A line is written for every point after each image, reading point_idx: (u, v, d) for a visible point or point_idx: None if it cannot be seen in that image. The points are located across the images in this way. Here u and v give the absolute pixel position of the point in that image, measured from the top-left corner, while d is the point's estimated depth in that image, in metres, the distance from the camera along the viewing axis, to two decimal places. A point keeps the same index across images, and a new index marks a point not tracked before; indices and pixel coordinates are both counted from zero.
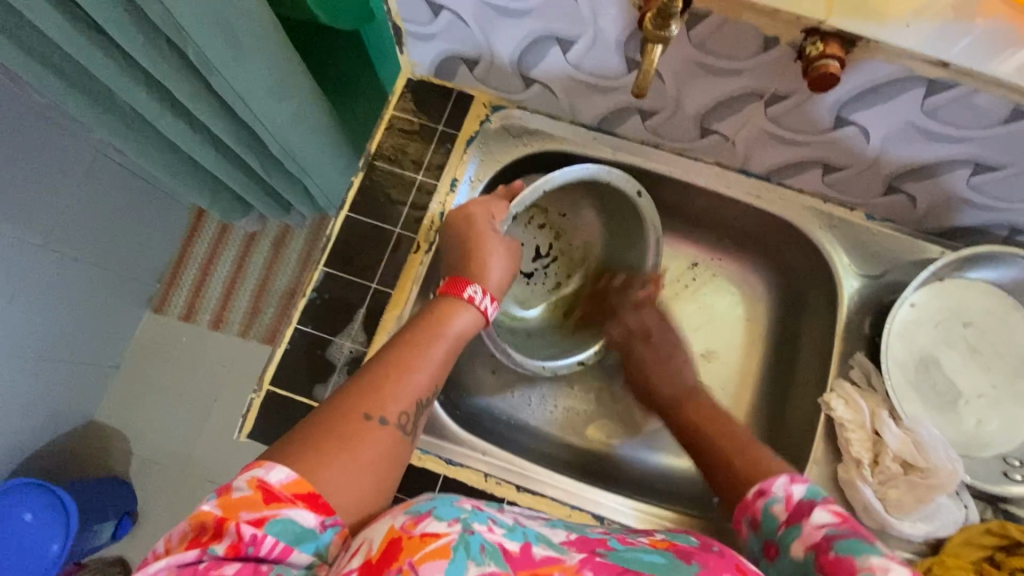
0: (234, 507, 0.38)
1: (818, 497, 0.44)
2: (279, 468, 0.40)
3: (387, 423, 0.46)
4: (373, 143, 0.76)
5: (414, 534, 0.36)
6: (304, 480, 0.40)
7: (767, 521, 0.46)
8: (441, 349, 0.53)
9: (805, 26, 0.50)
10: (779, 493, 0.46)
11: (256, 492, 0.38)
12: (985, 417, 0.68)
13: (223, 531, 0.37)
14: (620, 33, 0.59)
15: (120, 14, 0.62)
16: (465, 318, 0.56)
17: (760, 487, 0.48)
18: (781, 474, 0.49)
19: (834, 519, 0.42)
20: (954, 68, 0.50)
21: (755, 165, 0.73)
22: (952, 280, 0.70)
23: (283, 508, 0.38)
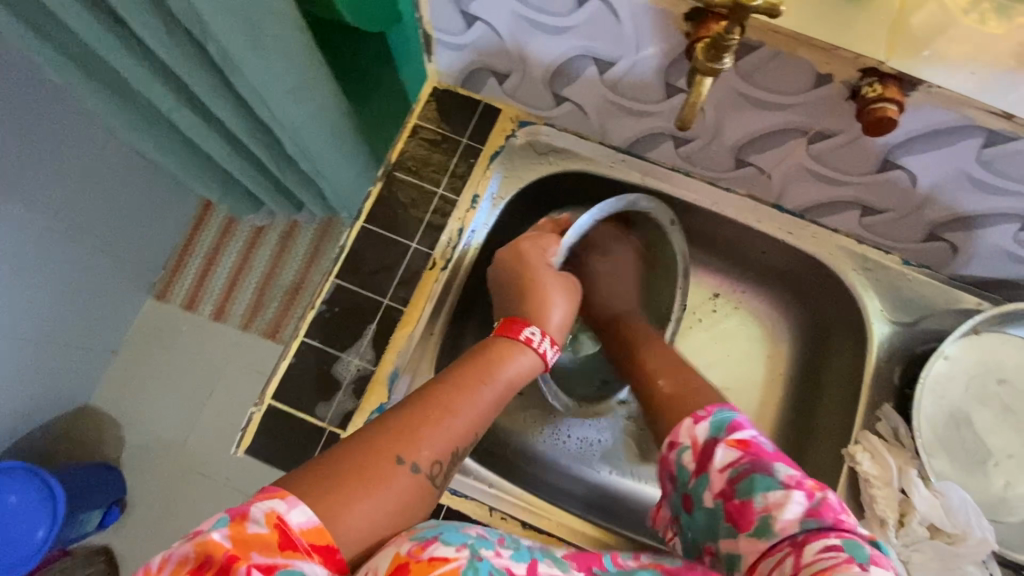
0: (247, 545, 0.36)
1: (719, 435, 0.47)
2: (302, 508, 0.39)
3: (417, 472, 0.45)
4: (393, 153, 0.73)
5: (423, 558, 0.38)
6: (323, 530, 0.39)
7: (681, 473, 0.48)
8: (482, 400, 0.51)
9: (862, 66, 0.48)
10: (686, 441, 0.49)
11: (273, 531, 0.37)
12: (1014, 479, 0.65)
13: (231, 572, 0.34)
14: (662, 58, 0.56)
15: (141, 3, 0.60)
16: (516, 362, 0.56)
17: (669, 439, 0.51)
18: (684, 417, 0.51)
19: (732, 455, 0.45)
20: (1018, 121, 0.47)
21: (789, 201, 0.70)
22: (988, 334, 0.67)
23: (297, 558, 0.36)
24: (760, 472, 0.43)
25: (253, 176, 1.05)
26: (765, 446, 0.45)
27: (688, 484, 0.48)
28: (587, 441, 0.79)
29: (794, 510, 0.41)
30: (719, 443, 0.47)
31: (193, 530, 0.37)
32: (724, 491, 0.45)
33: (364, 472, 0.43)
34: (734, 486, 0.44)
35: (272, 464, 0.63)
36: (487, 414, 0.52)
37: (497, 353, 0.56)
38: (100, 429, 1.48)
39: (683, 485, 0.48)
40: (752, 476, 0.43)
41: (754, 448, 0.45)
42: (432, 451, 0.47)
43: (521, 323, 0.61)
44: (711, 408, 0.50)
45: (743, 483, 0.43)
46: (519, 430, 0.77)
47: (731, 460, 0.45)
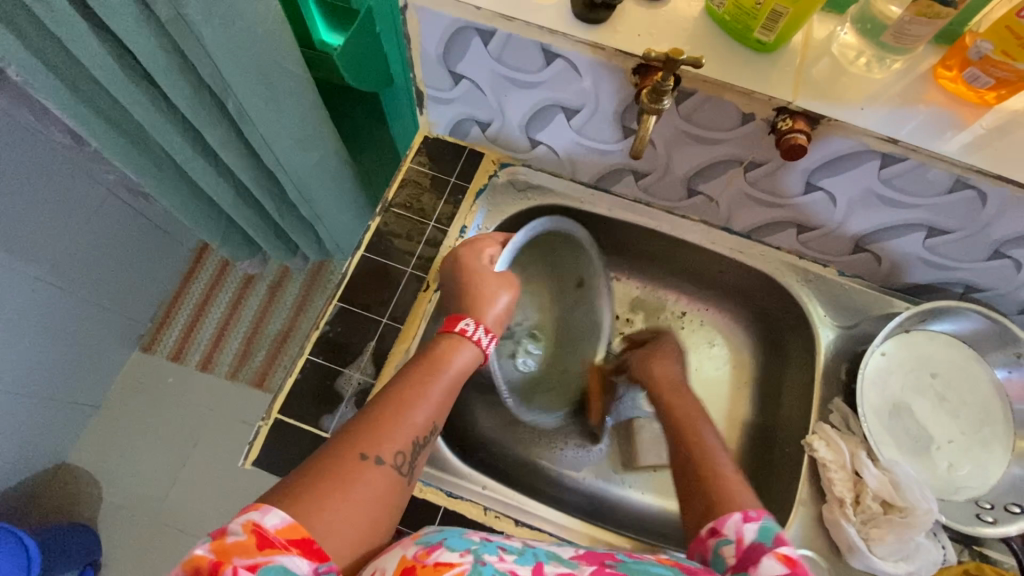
0: (229, 551, 0.41)
1: (766, 543, 0.49)
2: (274, 513, 0.44)
3: (384, 463, 0.52)
4: (390, 191, 0.83)
5: (428, 563, 0.44)
6: (298, 526, 0.44)
7: (717, 562, 0.52)
8: (439, 394, 0.59)
9: (777, 105, 0.59)
10: (731, 535, 0.52)
11: (250, 536, 0.42)
12: (956, 462, 0.72)
13: (219, 574, 0.39)
14: (617, 106, 0.67)
15: (174, 67, 0.70)
16: (463, 357, 0.62)
17: (714, 526, 0.53)
18: (734, 511, 0.53)
19: (779, 567, 0.47)
20: (903, 145, 0.59)
21: (737, 223, 0.81)
22: (916, 332, 0.77)
23: (277, 554, 0.41)
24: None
25: (254, 224, 1.13)
26: (812, 573, 0.46)
27: None
28: (584, 445, 0.86)
29: None
30: (761, 550, 0.49)
31: (187, 553, 0.42)
32: None
33: (332, 473, 0.49)
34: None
35: (277, 474, 0.68)
36: (445, 402, 0.59)
37: (450, 341, 0.63)
38: (79, 485, 1.48)
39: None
40: None
41: (801, 569, 0.46)
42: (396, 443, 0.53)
43: (458, 318, 0.66)
44: (762, 512, 0.53)
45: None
46: (509, 443, 0.82)
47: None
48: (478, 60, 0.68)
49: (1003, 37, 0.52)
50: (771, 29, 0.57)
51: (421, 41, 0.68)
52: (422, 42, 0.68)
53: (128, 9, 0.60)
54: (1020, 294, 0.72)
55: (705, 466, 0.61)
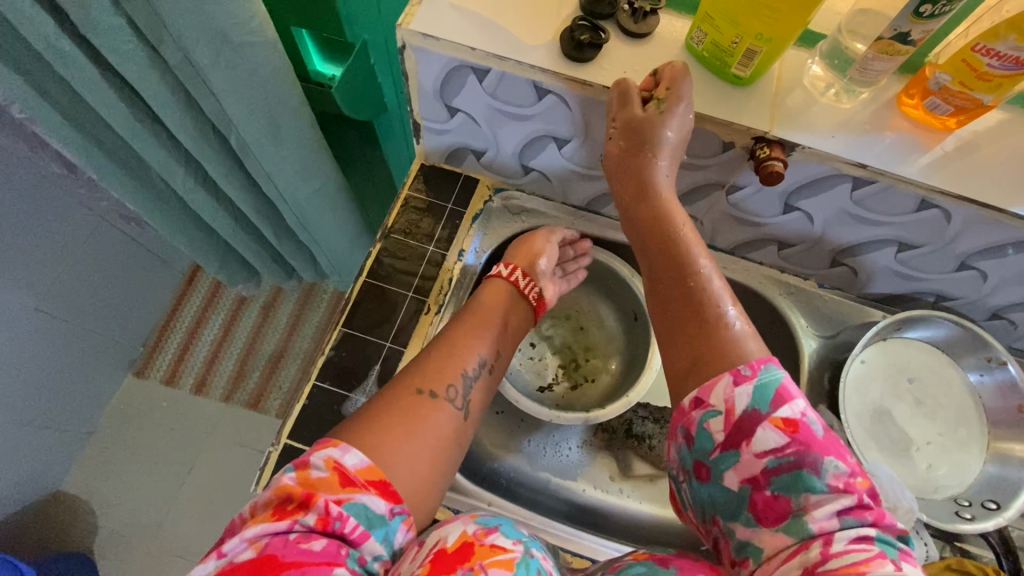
0: (316, 486, 0.50)
1: (760, 410, 0.49)
2: (353, 453, 0.53)
3: (440, 397, 0.62)
4: (389, 218, 0.86)
5: (486, 542, 0.51)
6: (374, 468, 0.53)
7: (703, 435, 0.51)
8: (486, 338, 0.70)
9: (754, 134, 0.64)
10: (719, 406, 0.51)
11: (333, 473, 0.51)
12: (935, 462, 0.77)
13: (310, 503, 0.48)
14: (606, 136, 0.71)
15: (179, 106, 0.72)
16: (500, 306, 0.74)
17: (699, 396, 0.52)
18: (723, 372, 0.52)
19: (779, 444, 0.48)
20: (871, 169, 0.63)
21: (721, 241, 0.85)
22: (893, 340, 0.81)
23: (357, 491, 0.51)
24: (802, 468, 0.47)
25: (252, 249, 1.15)
26: (812, 434, 0.48)
27: (709, 458, 0.51)
28: (590, 445, 0.87)
29: (829, 514, 0.46)
30: (756, 419, 0.49)
31: (273, 481, 0.51)
32: (756, 477, 0.49)
33: (403, 411, 0.59)
34: (771, 479, 0.48)
35: None
36: (491, 345, 0.70)
37: (488, 296, 0.75)
38: (74, 513, 1.47)
39: (701, 453, 0.52)
40: (794, 473, 0.47)
41: (803, 434, 0.48)
42: (448, 380, 0.64)
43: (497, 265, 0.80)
44: (757, 367, 0.51)
45: (780, 476, 0.48)
46: (511, 459, 0.85)
47: (776, 449, 0.48)
48: (473, 95, 0.71)
49: (961, 68, 0.57)
50: (747, 66, 0.61)
51: (419, 78, 0.71)
52: (419, 78, 0.71)
53: (139, 54, 0.63)
54: (987, 302, 0.77)
55: (708, 315, 0.57)
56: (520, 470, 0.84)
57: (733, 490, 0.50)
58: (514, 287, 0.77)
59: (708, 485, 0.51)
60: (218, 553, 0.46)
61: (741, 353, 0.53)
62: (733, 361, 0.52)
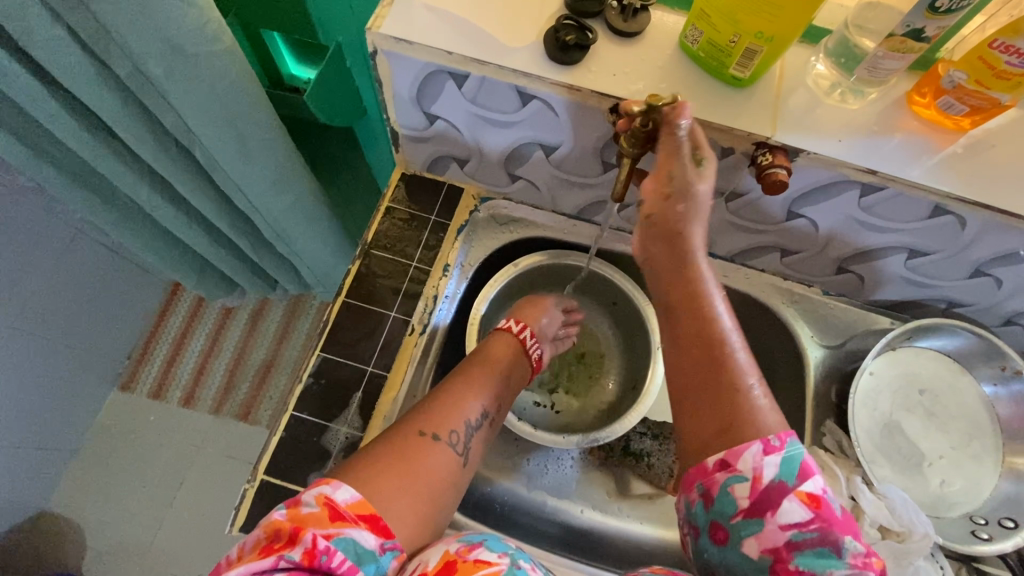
0: (305, 521, 0.46)
1: (788, 482, 0.47)
2: (345, 489, 0.49)
3: (442, 441, 0.58)
4: (369, 233, 0.81)
5: (469, 559, 0.47)
6: (365, 502, 0.49)
7: (724, 499, 0.48)
8: (490, 385, 0.65)
9: (755, 140, 0.59)
10: (747, 472, 0.48)
11: (323, 508, 0.47)
12: (948, 477, 0.73)
13: (297, 538, 0.45)
14: (596, 142, 0.66)
15: (137, 120, 0.67)
16: (505, 354, 0.70)
17: (726, 459, 0.49)
18: (752, 440, 0.48)
19: (801, 518, 0.46)
20: (881, 175, 0.59)
21: (721, 249, 0.80)
22: (903, 349, 0.77)
23: (346, 526, 0.47)
24: (825, 546, 0.46)
25: (230, 263, 1.10)
26: (832, 511, 0.47)
27: (729, 522, 0.48)
28: (588, 466, 0.83)
29: None
30: (782, 491, 0.47)
31: (263, 519, 0.48)
32: (779, 550, 0.46)
33: (400, 453, 0.56)
34: (794, 552, 0.46)
35: None
36: (495, 394, 0.65)
37: (495, 345, 0.70)
38: (59, 534, 1.43)
39: (722, 514, 0.49)
40: (816, 549, 0.46)
41: (826, 511, 0.47)
42: (451, 423, 0.60)
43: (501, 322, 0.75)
44: (786, 439, 0.48)
45: (803, 552, 0.46)
46: (505, 483, 0.81)
47: (800, 523, 0.46)
48: (452, 101, 0.67)
49: (978, 66, 0.53)
50: (746, 66, 0.56)
51: (393, 85, 0.66)
52: (394, 85, 0.66)
53: (86, 69, 0.58)
54: (1001, 308, 0.73)
55: (726, 377, 0.52)
56: (514, 494, 0.80)
57: (751, 558, 0.47)
58: (519, 344, 0.72)
59: (724, 549, 0.49)
60: None
61: (765, 421, 0.50)
62: (760, 428, 0.49)
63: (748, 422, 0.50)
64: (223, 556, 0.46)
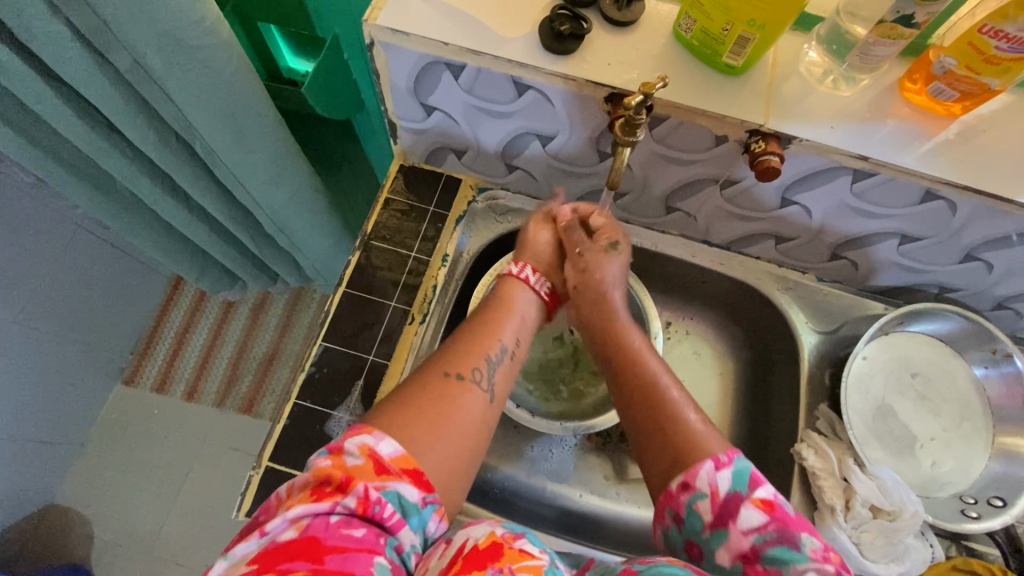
0: (353, 472, 0.45)
1: (741, 491, 0.50)
2: (388, 441, 0.48)
3: (467, 380, 0.57)
4: (368, 224, 0.81)
5: (515, 546, 0.44)
6: (409, 457, 0.48)
7: (692, 517, 0.51)
8: (508, 329, 0.65)
9: (748, 128, 0.60)
10: (704, 488, 0.51)
11: (369, 461, 0.46)
12: (939, 459, 0.75)
13: (348, 488, 0.44)
14: (592, 132, 0.67)
15: (135, 115, 0.67)
16: (521, 297, 0.69)
17: (685, 480, 0.52)
18: (705, 459, 0.52)
19: (759, 520, 0.48)
20: (873, 161, 0.60)
21: (716, 236, 0.81)
22: (896, 334, 0.79)
23: (392, 480, 0.46)
24: (785, 544, 0.47)
25: (231, 257, 1.11)
26: (788, 512, 0.49)
27: (699, 537, 0.50)
28: (587, 451, 0.84)
29: None
30: (739, 500, 0.50)
31: (312, 460, 0.47)
32: (746, 555, 0.48)
33: (429, 396, 0.54)
34: (760, 554, 0.47)
35: None
36: (513, 333, 0.65)
37: (508, 291, 0.69)
38: (69, 526, 1.45)
39: (693, 533, 0.51)
40: (779, 546, 0.47)
41: (781, 512, 0.49)
42: (474, 363, 0.58)
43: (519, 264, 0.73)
44: (733, 454, 0.52)
45: (766, 555, 0.47)
46: (505, 469, 0.82)
47: (759, 526, 0.48)
48: (449, 93, 0.67)
49: (967, 51, 0.53)
50: (739, 54, 0.57)
51: (391, 76, 0.67)
52: (391, 76, 0.67)
53: (85, 63, 0.59)
54: (992, 292, 0.74)
55: (669, 412, 0.58)
56: (514, 479, 0.82)
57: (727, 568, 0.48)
58: (533, 291, 0.70)
59: (703, 565, 0.50)
60: (260, 533, 0.42)
61: (715, 442, 0.54)
62: (709, 448, 0.53)
63: (699, 447, 0.54)
64: (272, 493, 0.45)
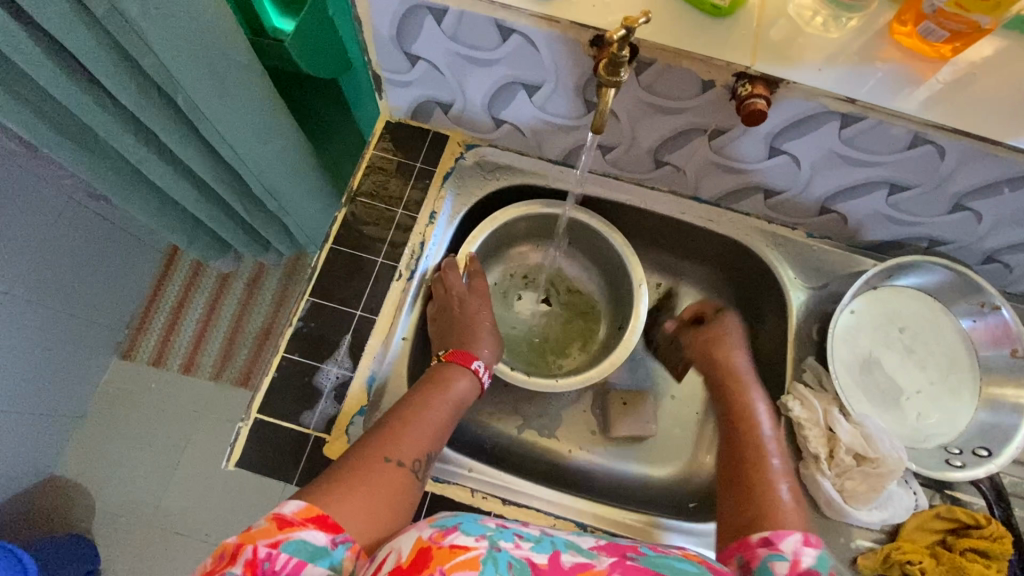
0: (250, 536, 0.49)
1: (822, 572, 0.52)
2: (293, 502, 0.51)
3: (402, 465, 0.59)
4: (355, 180, 0.81)
5: (446, 544, 0.47)
6: (312, 505, 0.51)
7: (762, 568, 0.54)
8: (444, 411, 0.66)
9: (735, 71, 0.59)
10: (787, 552, 0.53)
11: (270, 522, 0.50)
12: (925, 411, 0.75)
13: (241, 551, 0.48)
14: (578, 80, 0.66)
15: (114, 65, 0.66)
16: (463, 381, 0.69)
17: (770, 537, 0.55)
18: (793, 530, 0.55)
19: None
20: (860, 104, 0.59)
21: (705, 192, 0.81)
22: (884, 288, 0.78)
23: (293, 531, 0.49)
24: None
25: (222, 222, 1.10)
26: None
27: None
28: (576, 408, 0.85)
29: None
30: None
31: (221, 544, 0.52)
32: None
33: (359, 473, 0.56)
34: None
35: (263, 474, 0.67)
36: (451, 421, 0.66)
37: (450, 372, 0.69)
38: (72, 496, 1.47)
39: None
40: None
41: None
42: (411, 451, 0.60)
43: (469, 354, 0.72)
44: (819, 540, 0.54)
45: None
46: (494, 426, 0.83)
47: None
48: (433, 40, 0.66)
49: None
50: None
51: (373, 23, 0.66)
52: (374, 23, 0.66)
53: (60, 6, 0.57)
54: (981, 245, 0.74)
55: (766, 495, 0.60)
56: (503, 436, 0.82)
57: None
58: (476, 378, 0.71)
59: None
60: None
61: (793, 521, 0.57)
62: (796, 525, 0.56)
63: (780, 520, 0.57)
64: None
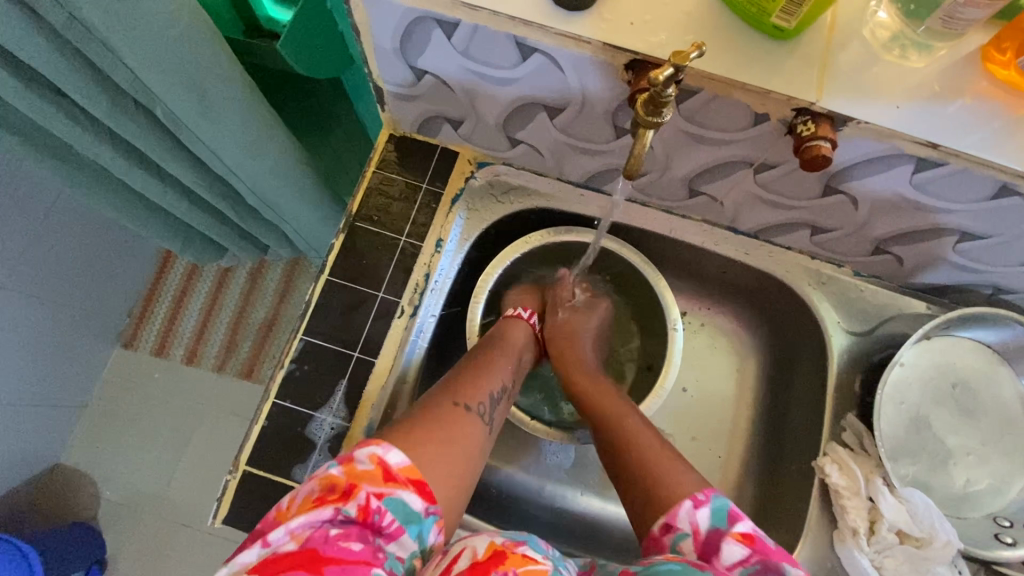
0: (359, 478, 0.46)
1: (721, 527, 0.50)
2: (397, 452, 0.48)
3: (472, 411, 0.57)
4: (355, 201, 0.73)
5: (517, 552, 0.42)
6: (416, 467, 0.48)
7: (677, 558, 0.51)
8: (506, 368, 0.65)
9: (796, 106, 0.50)
10: (686, 528, 0.51)
11: (377, 467, 0.47)
12: (974, 476, 0.68)
13: (353, 496, 0.45)
14: (609, 104, 0.58)
15: (84, 79, 0.58)
16: (520, 333, 0.71)
17: (666, 522, 0.52)
18: (683, 498, 0.53)
19: (742, 550, 0.48)
20: (943, 149, 0.50)
21: (743, 223, 0.72)
22: (940, 338, 0.71)
23: (398, 488, 0.46)
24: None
25: (214, 227, 1.03)
26: (767, 543, 0.48)
27: None
28: (590, 450, 0.79)
29: None
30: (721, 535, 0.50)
31: (316, 471, 0.47)
32: None
33: (437, 423, 0.54)
34: None
35: (251, 531, 0.63)
36: (513, 374, 0.66)
37: (508, 328, 0.71)
38: (74, 487, 1.39)
39: None
40: None
41: (761, 544, 0.48)
42: (480, 394, 0.59)
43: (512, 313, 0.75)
44: (710, 492, 0.53)
45: None
46: (501, 468, 0.77)
47: (742, 560, 0.48)
48: (441, 54, 0.58)
49: None
50: (793, 15, 0.46)
51: (372, 34, 0.57)
52: (374, 35, 0.57)
53: (10, 16, 0.49)
54: None
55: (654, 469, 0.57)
56: (511, 479, 0.77)
57: None
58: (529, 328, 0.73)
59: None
60: (264, 543, 0.43)
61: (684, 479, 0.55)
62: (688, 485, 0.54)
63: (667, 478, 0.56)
64: (274, 507, 0.46)
